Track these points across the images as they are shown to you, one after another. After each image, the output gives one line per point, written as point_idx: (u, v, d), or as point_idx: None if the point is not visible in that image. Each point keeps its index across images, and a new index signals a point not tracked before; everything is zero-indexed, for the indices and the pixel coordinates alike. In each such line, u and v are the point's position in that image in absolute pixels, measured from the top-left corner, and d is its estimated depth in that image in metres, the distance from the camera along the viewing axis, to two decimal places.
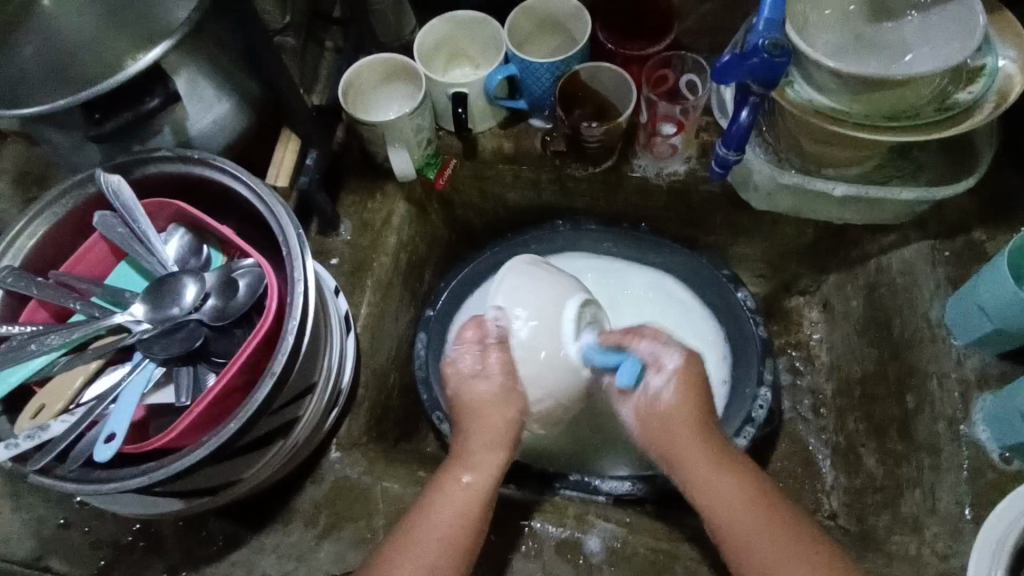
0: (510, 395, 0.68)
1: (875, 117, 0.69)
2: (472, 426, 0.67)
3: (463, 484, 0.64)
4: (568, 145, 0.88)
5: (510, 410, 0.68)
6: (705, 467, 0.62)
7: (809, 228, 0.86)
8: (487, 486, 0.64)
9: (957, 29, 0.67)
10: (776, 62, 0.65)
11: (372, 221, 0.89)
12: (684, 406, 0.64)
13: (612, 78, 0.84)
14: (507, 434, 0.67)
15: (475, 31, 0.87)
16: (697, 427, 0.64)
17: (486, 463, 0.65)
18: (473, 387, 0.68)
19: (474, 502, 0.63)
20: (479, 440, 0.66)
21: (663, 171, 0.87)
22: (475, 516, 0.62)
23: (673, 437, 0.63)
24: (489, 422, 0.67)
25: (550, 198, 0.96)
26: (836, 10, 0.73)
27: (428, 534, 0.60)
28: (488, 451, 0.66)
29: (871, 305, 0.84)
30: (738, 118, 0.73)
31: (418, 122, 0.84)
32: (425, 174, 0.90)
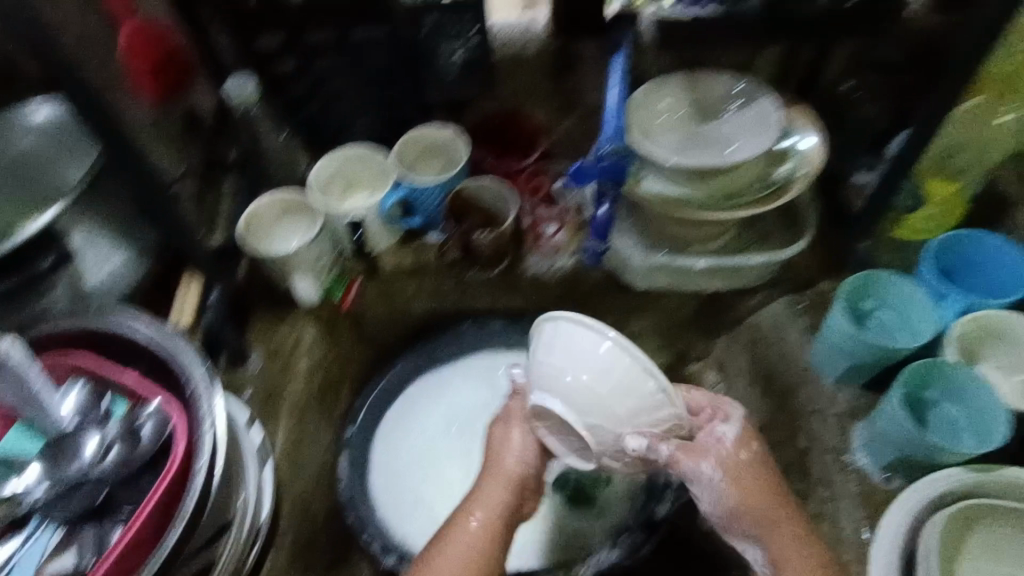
0: (530, 447, 0.63)
1: (718, 196, 0.82)
2: (487, 468, 0.63)
3: (473, 527, 0.60)
4: (462, 252, 0.96)
5: (510, 453, 0.62)
6: (789, 543, 0.58)
7: (688, 299, 0.94)
8: (497, 531, 0.60)
9: (765, 123, 0.81)
10: (618, 163, 0.80)
11: (282, 347, 0.93)
12: (759, 480, 0.59)
13: (494, 192, 0.93)
14: (523, 478, 0.62)
15: (364, 162, 0.93)
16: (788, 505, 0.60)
17: (494, 503, 0.61)
18: (504, 447, 0.63)
19: (478, 552, 0.59)
20: (490, 483, 0.62)
21: (553, 266, 0.96)
22: (489, 558, 0.60)
23: (764, 508, 0.58)
24: (500, 463, 0.63)
25: (454, 304, 0.99)
26: (667, 113, 0.84)
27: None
28: (493, 493, 0.61)
29: (757, 361, 0.89)
30: (600, 212, 0.89)
31: (319, 248, 0.90)
32: (331, 296, 0.95)
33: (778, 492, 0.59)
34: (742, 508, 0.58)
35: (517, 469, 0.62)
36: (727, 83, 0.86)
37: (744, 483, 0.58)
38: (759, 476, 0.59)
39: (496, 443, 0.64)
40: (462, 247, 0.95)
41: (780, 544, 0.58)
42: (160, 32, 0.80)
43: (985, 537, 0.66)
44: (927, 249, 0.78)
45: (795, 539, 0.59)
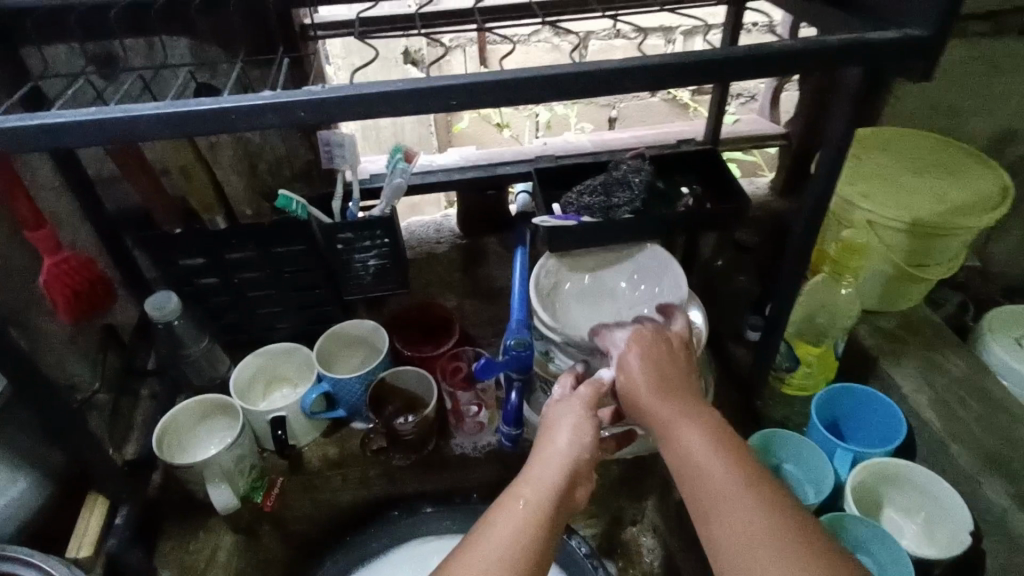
0: (580, 431, 0.66)
1: None
2: (541, 455, 0.65)
3: (523, 503, 0.60)
4: (388, 440, 0.95)
5: (561, 436, 0.65)
6: (680, 417, 0.62)
7: (614, 465, 1.00)
8: (548, 498, 0.60)
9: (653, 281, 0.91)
10: (523, 355, 0.84)
11: (195, 564, 0.87)
12: (649, 374, 0.67)
13: (414, 376, 0.95)
14: (573, 461, 0.64)
15: (288, 358, 0.97)
16: (682, 396, 0.65)
17: (545, 480, 0.62)
18: (560, 429, 0.67)
19: (533, 519, 0.58)
20: (539, 462, 0.64)
21: (478, 444, 0.99)
22: (536, 528, 0.58)
23: (650, 401, 0.65)
24: (551, 445, 0.65)
25: (381, 492, 1.00)
26: (574, 288, 0.92)
27: (489, 552, 0.56)
28: (546, 473, 0.62)
29: (684, 522, 0.97)
30: (511, 399, 0.89)
31: (238, 452, 0.87)
32: (251, 498, 0.91)
33: (665, 380, 0.67)
34: (649, 395, 0.66)
35: (564, 439, 0.65)
36: (634, 250, 0.92)
37: (650, 371, 0.68)
38: (671, 370, 0.68)
39: (549, 429, 0.68)
40: (387, 435, 0.94)
41: (675, 423, 0.62)
42: (84, 261, 0.82)
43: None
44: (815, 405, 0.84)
45: (689, 417, 0.62)
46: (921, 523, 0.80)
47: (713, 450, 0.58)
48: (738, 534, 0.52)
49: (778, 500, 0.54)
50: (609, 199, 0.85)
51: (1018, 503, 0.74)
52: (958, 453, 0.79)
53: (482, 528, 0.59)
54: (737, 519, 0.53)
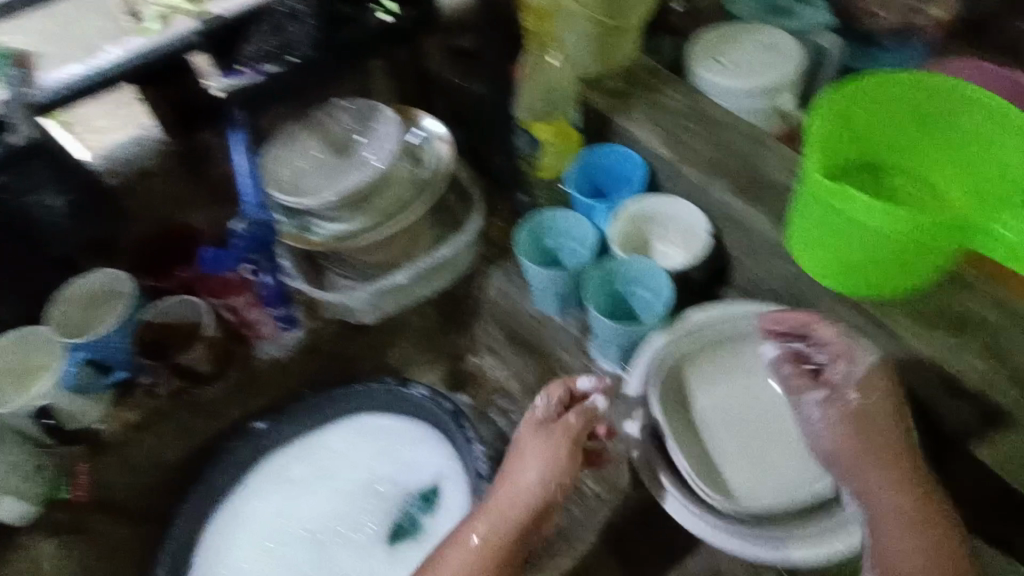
0: (546, 464, 0.71)
1: (384, 217, 0.85)
2: (509, 487, 0.72)
3: (473, 543, 0.70)
4: (182, 378, 0.88)
5: (531, 471, 0.71)
6: (893, 495, 0.64)
7: (427, 309, 1.02)
8: (503, 527, 0.70)
9: (384, 127, 0.86)
10: (256, 234, 0.83)
11: None
12: (853, 451, 0.67)
13: (180, 306, 0.88)
14: (538, 496, 0.71)
15: (32, 342, 0.83)
16: (934, 522, 0.63)
17: (501, 518, 0.70)
18: (529, 461, 0.72)
19: (489, 553, 0.69)
20: (507, 488, 0.72)
21: (285, 343, 0.93)
22: (495, 558, 0.69)
23: (863, 469, 0.66)
24: (523, 456, 0.73)
25: (206, 430, 0.95)
26: (305, 158, 0.85)
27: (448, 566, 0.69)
28: (505, 509, 0.71)
29: (506, 328, 1.03)
30: (269, 283, 0.88)
31: (10, 458, 0.79)
32: (58, 497, 0.84)
33: (865, 452, 0.66)
34: (847, 454, 0.67)
35: (536, 483, 0.71)
36: (342, 107, 0.89)
37: (856, 441, 0.67)
38: (888, 446, 0.67)
39: (520, 458, 0.73)
40: (178, 374, 0.88)
41: (870, 478, 0.65)
42: None
43: (697, 371, 0.79)
44: (569, 181, 0.92)
45: (913, 528, 0.63)
46: (683, 247, 0.88)
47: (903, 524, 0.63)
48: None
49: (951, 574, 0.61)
50: (286, 40, 0.83)
51: (738, 193, 0.83)
52: (688, 171, 0.86)
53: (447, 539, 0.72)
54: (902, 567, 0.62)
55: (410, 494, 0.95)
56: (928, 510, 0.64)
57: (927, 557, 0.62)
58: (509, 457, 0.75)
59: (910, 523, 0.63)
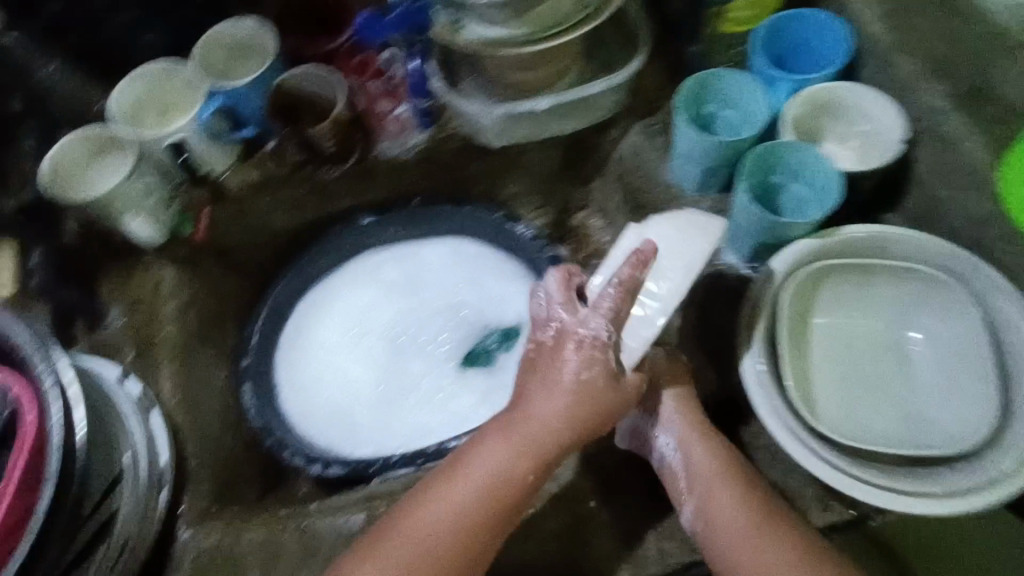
0: (571, 384, 0.60)
1: (542, 30, 0.77)
2: (537, 401, 0.61)
3: (499, 465, 0.60)
4: (307, 152, 0.90)
5: (555, 389, 0.61)
6: (715, 486, 0.63)
7: (553, 149, 0.96)
8: (514, 461, 0.60)
9: None
10: (414, 10, 0.84)
11: (143, 298, 0.85)
12: (703, 453, 0.65)
13: (318, 78, 0.86)
14: (567, 426, 0.60)
15: (173, 79, 0.87)
16: (759, 514, 0.61)
17: (525, 442, 0.60)
18: (564, 365, 0.61)
19: (500, 478, 0.60)
20: (527, 416, 0.61)
21: (408, 145, 0.91)
22: (502, 496, 0.60)
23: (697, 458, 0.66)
24: (558, 387, 0.61)
25: (319, 210, 0.97)
26: None
27: (448, 500, 0.60)
28: (533, 425, 0.60)
29: (627, 192, 0.97)
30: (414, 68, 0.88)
31: (144, 181, 0.82)
32: (183, 232, 0.89)
33: (726, 468, 0.64)
34: (689, 455, 0.66)
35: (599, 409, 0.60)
36: None
37: (688, 446, 0.67)
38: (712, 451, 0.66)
39: (552, 367, 0.62)
40: (303, 145, 0.88)
41: (710, 477, 0.64)
42: None
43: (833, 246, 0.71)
44: (758, 38, 0.79)
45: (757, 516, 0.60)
46: (857, 153, 0.76)
47: (730, 497, 0.62)
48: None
49: (761, 523, 0.60)
50: None
51: (956, 101, 0.70)
52: (902, 63, 0.73)
53: (454, 466, 0.62)
54: (716, 519, 0.62)
55: (487, 328, 0.97)
56: (732, 478, 0.63)
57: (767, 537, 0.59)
58: (527, 383, 0.63)
59: (712, 471, 0.64)
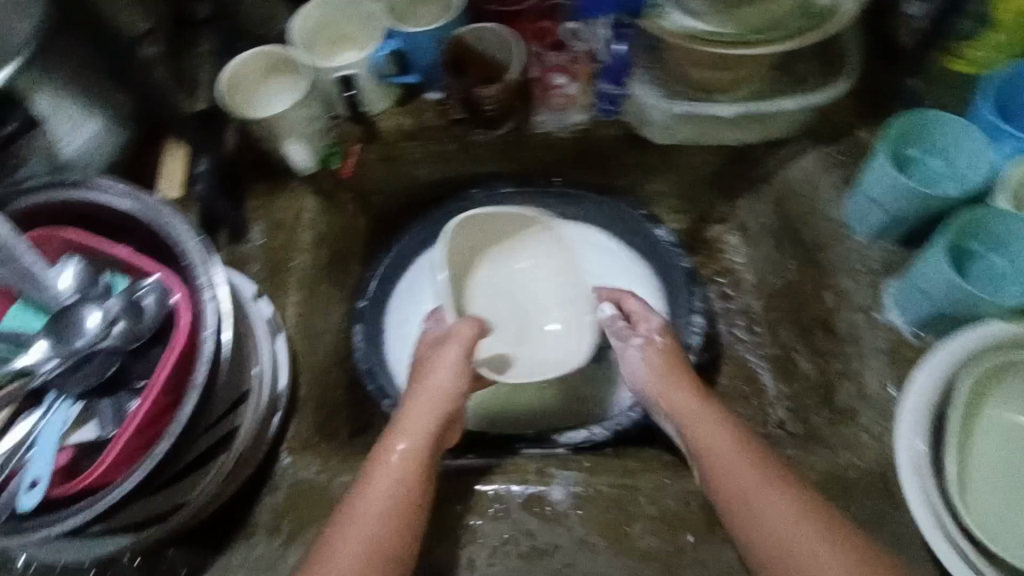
0: (461, 373, 0.74)
1: (749, 33, 0.71)
2: (414, 407, 0.72)
3: (398, 455, 0.67)
4: (466, 111, 0.87)
5: (436, 379, 0.74)
6: (721, 457, 0.65)
7: (713, 156, 0.91)
8: (421, 455, 0.68)
9: None
10: None
11: (283, 221, 0.87)
12: (700, 420, 0.69)
13: (496, 39, 0.83)
14: (443, 406, 0.72)
15: (354, 11, 0.86)
16: (771, 481, 0.62)
17: (420, 431, 0.70)
18: (425, 377, 0.75)
19: (408, 470, 0.66)
20: (415, 413, 0.71)
21: (566, 123, 0.87)
22: (414, 482, 0.66)
23: (700, 432, 0.68)
24: (432, 386, 0.73)
25: (461, 170, 0.96)
26: None
27: (391, 470, 0.66)
28: (420, 421, 0.70)
29: (782, 218, 0.91)
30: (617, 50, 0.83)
31: (310, 111, 0.82)
32: (330, 164, 0.88)
33: (732, 455, 0.65)
34: (689, 418, 0.70)
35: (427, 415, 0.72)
36: None
37: (692, 408, 0.71)
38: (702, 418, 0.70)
39: (422, 374, 0.75)
40: (464, 103, 0.86)
41: (718, 446, 0.66)
42: None
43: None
44: (989, 86, 0.72)
45: (771, 488, 0.61)
46: None
47: (724, 438, 0.67)
48: (767, 523, 0.59)
49: (803, 503, 0.60)
50: None
51: None
52: None
53: (376, 456, 0.68)
54: (733, 497, 0.62)
55: None
56: (747, 451, 0.65)
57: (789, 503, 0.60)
58: (408, 391, 0.74)
59: (733, 442, 0.66)
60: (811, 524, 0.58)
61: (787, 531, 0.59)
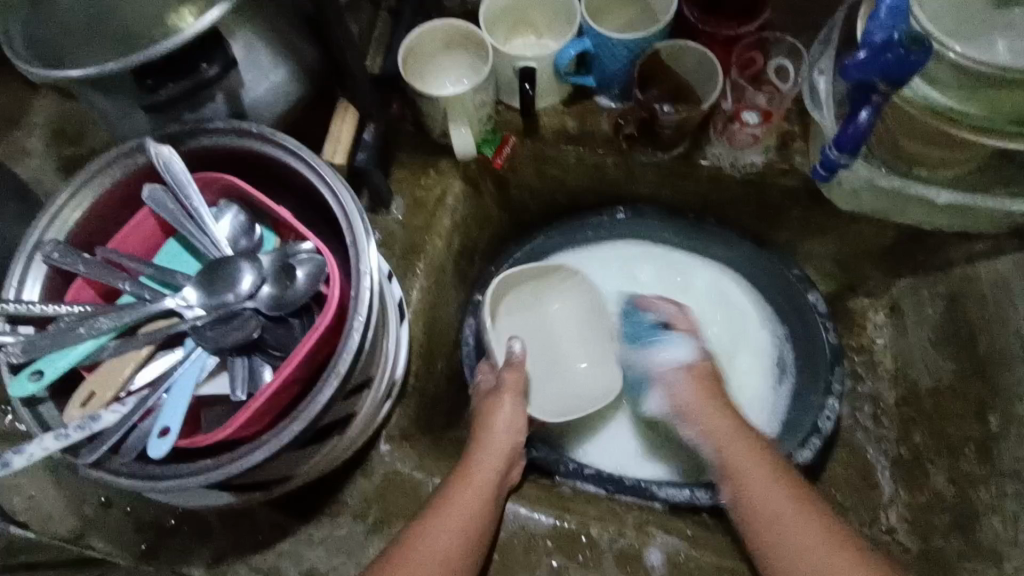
0: (518, 421, 0.75)
1: (999, 119, 0.62)
2: (486, 439, 0.73)
3: (470, 483, 0.67)
4: (639, 128, 0.82)
5: (503, 418, 0.75)
6: (746, 467, 0.68)
7: (890, 230, 0.82)
8: (490, 482, 0.68)
9: None
10: (912, 59, 0.59)
11: (425, 200, 0.84)
12: (723, 428, 0.72)
13: (696, 59, 0.78)
14: (512, 443, 0.74)
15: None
16: (795, 498, 0.64)
17: (488, 468, 0.69)
18: (498, 416, 0.75)
19: (479, 499, 0.66)
20: (493, 445, 0.72)
21: (739, 162, 0.81)
22: (481, 509, 0.65)
23: (733, 442, 0.71)
24: (492, 443, 0.73)
25: (611, 185, 0.91)
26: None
27: (451, 523, 0.63)
28: (491, 456, 0.71)
29: (951, 316, 0.82)
30: (857, 118, 0.68)
31: (481, 97, 0.78)
32: (482, 152, 0.84)
33: (757, 462, 0.68)
34: (712, 429, 0.73)
35: (512, 440, 0.73)
36: None
37: (708, 419, 0.74)
38: (727, 429, 0.72)
39: (489, 412, 0.76)
40: (642, 123, 0.81)
41: (740, 457, 0.69)
42: None
43: None
44: None
45: (793, 504, 0.64)
46: None
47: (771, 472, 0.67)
48: (773, 522, 0.63)
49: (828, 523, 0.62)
50: None
51: None
52: None
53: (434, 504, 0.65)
54: (754, 513, 0.65)
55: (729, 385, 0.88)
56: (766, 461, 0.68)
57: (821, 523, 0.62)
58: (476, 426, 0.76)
59: (751, 452, 0.69)
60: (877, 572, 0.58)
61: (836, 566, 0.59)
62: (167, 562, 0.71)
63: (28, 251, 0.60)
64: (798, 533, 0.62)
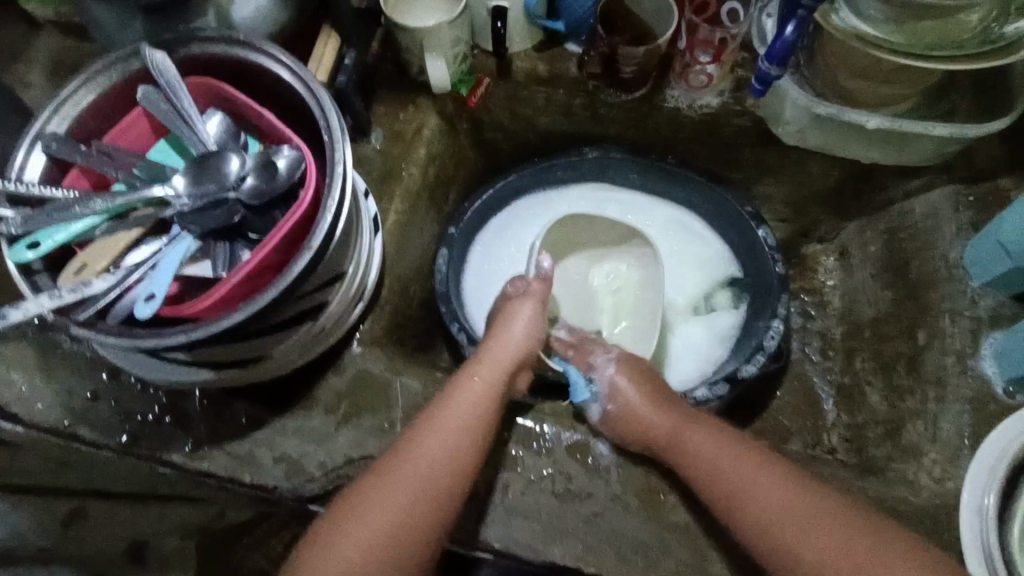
0: (537, 326, 0.78)
1: (919, 46, 0.68)
2: (497, 341, 0.76)
3: (476, 384, 0.70)
4: (603, 66, 0.88)
5: (517, 324, 0.77)
6: (697, 444, 0.68)
7: (835, 169, 0.88)
8: (492, 387, 0.70)
9: None
10: None
11: (404, 131, 0.89)
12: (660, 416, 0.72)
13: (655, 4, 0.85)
14: (524, 345, 0.76)
15: None
16: (767, 467, 0.65)
17: (493, 370, 0.72)
18: (515, 318, 0.78)
19: (478, 400, 0.69)
20: (503, 346, 0.75)
21: (696, 102, 0.87)
22: (486, 411, 0.68)
23: (681, 433, 0.70)
24: (501, 346, 0.75)
25: (580, 126, 0.97)
26: None
27: (451, 423, 0.66)
28: (498, 359, 0.74)
29: (890, 249, 0.87)
30: (784, 34, 0.76)
31: (456, 33, 0.84)
32: (458, 90, 0.91)
33: (721, 441, 0.68)
34: (644, 410, 0.72)
35: (521, 342, 0.76)
36: None
37: (634, 392, 0.74)
38: (664, 411, 0.72)
39: (506, 317, 0.79)
40: (606, 61, 0.87)
41: (681, 436, 0.70)
42: None
43: None
44: None
45: (760, 473, 0.64)
46: None
47: (713, 438, 0.68)
48: (761, 509, 0.62)
49: (798, 492, 0.62)
50: None
51: None
52: None
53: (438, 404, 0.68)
54: (733, 496, 0.64)
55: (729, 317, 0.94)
56: (722, 433, 0.69)
57: (791, 490, 0.62)
58: (496, 322, 0.79)
59: (709, 430, 0.70)
60: (837, 523, 0.59)
61: (791, 518, 0.60)
62: (149, 450, 0.75)
63: (29, 140, 0.65)
64: (778, 504, 0.62)
